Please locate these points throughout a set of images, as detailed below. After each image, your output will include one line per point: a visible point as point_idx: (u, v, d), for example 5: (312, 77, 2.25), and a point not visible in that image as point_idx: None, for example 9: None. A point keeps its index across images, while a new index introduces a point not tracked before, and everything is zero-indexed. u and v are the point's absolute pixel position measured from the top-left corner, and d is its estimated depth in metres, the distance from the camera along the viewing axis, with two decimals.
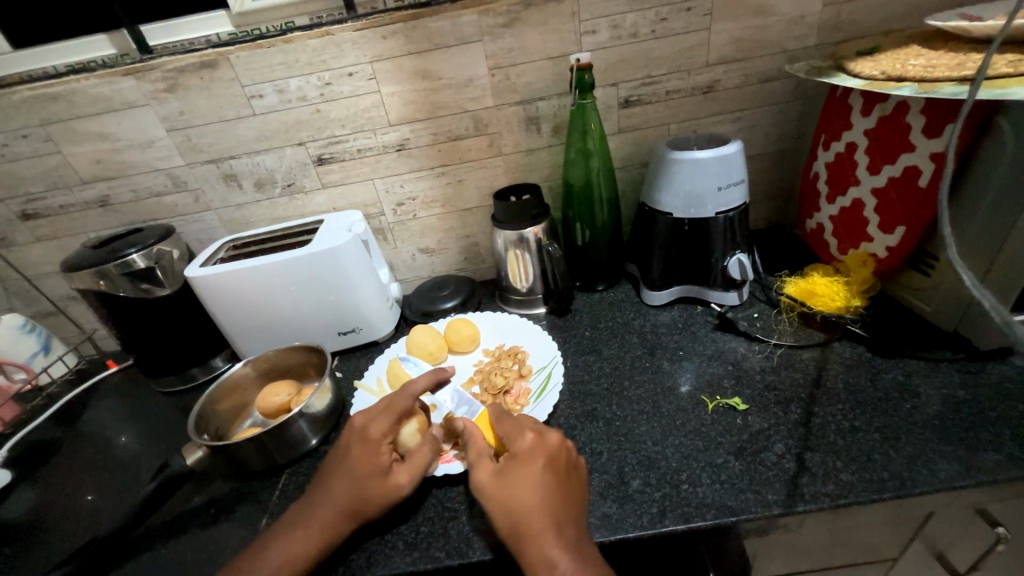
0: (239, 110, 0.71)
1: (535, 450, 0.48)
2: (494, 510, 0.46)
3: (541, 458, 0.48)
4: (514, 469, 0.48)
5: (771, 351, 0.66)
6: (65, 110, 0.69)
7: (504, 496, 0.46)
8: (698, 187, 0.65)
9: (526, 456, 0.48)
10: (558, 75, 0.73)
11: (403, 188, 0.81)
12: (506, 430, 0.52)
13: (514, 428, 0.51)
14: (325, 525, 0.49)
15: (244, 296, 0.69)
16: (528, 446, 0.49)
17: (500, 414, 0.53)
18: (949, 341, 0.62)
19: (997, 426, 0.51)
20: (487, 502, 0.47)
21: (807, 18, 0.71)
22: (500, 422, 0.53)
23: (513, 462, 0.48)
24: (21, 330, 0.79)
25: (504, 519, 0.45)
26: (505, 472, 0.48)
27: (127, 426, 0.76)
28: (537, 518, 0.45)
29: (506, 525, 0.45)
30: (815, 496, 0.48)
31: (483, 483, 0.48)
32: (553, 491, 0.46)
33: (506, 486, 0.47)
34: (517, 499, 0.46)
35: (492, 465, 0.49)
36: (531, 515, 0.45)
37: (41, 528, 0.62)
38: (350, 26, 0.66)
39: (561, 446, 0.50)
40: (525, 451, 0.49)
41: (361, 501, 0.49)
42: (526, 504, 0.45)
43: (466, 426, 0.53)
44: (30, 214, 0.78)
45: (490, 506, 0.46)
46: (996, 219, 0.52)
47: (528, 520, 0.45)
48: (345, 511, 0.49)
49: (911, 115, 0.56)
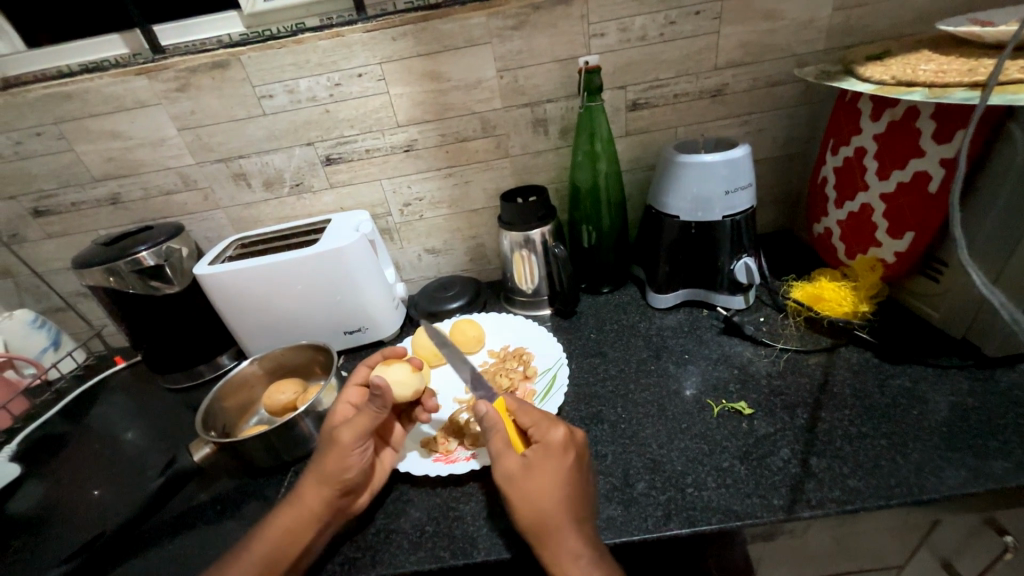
0: (249, 110, 0.72)
1: (564, 444, 0.47)
2: (520, 505, 0.44)
3: (571, 454, 0.47)
4: (547, 463, 0.45)
5: (777, 356, 0.66)
6: (79, 109, 0.70)
7: (533, 491, 0.44)
8: (705, 190, 0.65)
9: (557, 451, 0.46)
10: (566, 77, 0.73)
11: (410, 189, 0.81)
12: (530, 421, 0.49)
13: (542, 419, 0.49)
14: (305, 497, 0.49)
15: (252, 294, 0.69)
16: (558, 440, 0.47)
17: (523, 402, 0.50)
18: (957, 347, 0.62)
19: (1006, 434, 0.51)
20: (512, 496, 0.45)
21: (816, 22, 0.70)
22: (524, 412, 0.49)
23: (543, 455, 0.46)
24: (31, 326, 0.81)
25: (532, 514, 0.44)
26: (535, 466, 0.45)
27: (134, 422, 0.77)
28: (564, 514, 0.44)
29: (530, 521, 0.44)
30: (822, 501, 0.48)
31: (510, 476, 0.45)
32: (576, 487, 0.45)
33: (536, 481, 0.44)
34: (547, 495, 0.44)
35: (518, 458, 0.46)
36: (558, 511, 0.43)
37: (49, 522, 0.63)
38: (360, 28, 0.67)
39: (584, 440, 0.49)
40: (555, 444, 0.47)
41: (326, 469, 0.50)
42: (554, 499, 0.44)
43: (487, 415, 0.48)
44: (42, 211, 0.79)
45: (515, 500, 0.44)
46: (1007, 226, 0.52)
47: (555, 516, 0.43)
48: (317, 481, 0.50)
49: (921, 120, 0.56)
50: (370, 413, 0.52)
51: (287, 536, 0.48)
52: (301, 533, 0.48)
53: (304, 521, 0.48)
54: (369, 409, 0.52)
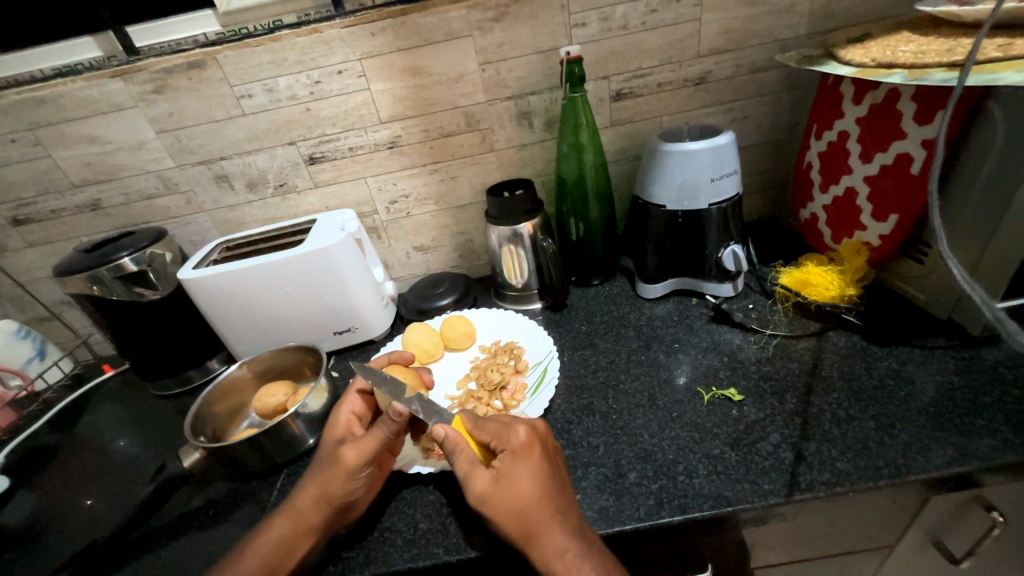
0: (229, 110, 0.71)
1: (529, 443, 0.47)
2: (498, 514, 0.44)
3: (537, 449, 0.47)
4: (514, 468, 0.45)
5: (766, 341, 0.66)
6: (54, 113, 0.69)
7: (509, 497, 0.44)
8: (691, 178, 0.65)
9: (523, 452, 0.46)
10: (549, 69, 0.73)
11: (395, 186, 0.80)
12: (490, 434, 0.49)
13: (500, 430, 0.48)
14: (302, 508, 0.49)
15: (237, 298, 0.69)
16: (521, 441, 0.47)
17: (478, 419, 0.50)
18: (942, 328, 0.62)
19: (991, 411, 0.52)
20: (489, 511, 0.44)
21: (797, 6, 0.70)
22: (482, 428, 0.49)
23: (509, 461, 0.46)
24: (16, 336, 0.79)
25: (513, 519, 0.44)
26: (503, 474, 0.45)
27: (125, 430, 0.76)
28: (543, 511, 0.44)
29: (514, 528, 0.43)
30: (813, 484, 0.48)
31: (483, 493, 0.45)
32: (552, 483, 0.46)
33: (508, 487, 0.44)
34: (522, 499, 0.44)
35: (487, 473, 0.46)
36: (537, 508, 0.44)
37: (40, 534, 0.62)
38: (337, 23, 0.66)
39: (546, 432, 0.50)
40: (519, 446, 0.47)
41: (326, 485, 0.50)
42: (530, 500, 0.44)
43: (447, 435, 0.47)
44: (22, 219, 0.77)
45: (493, 514, 0.44)
46: (986, 206, 0.52)
47: (535, 515, 0.43)
48: (315, 493, 0.50)
49: (902, 102, 0.56)
50: (381, 437, 0.50)
51: (283, 546, 0.47)
52: (298, 543, 0.48)
53: (302, 531, 0.48)
54: (377, 432, 0.50)
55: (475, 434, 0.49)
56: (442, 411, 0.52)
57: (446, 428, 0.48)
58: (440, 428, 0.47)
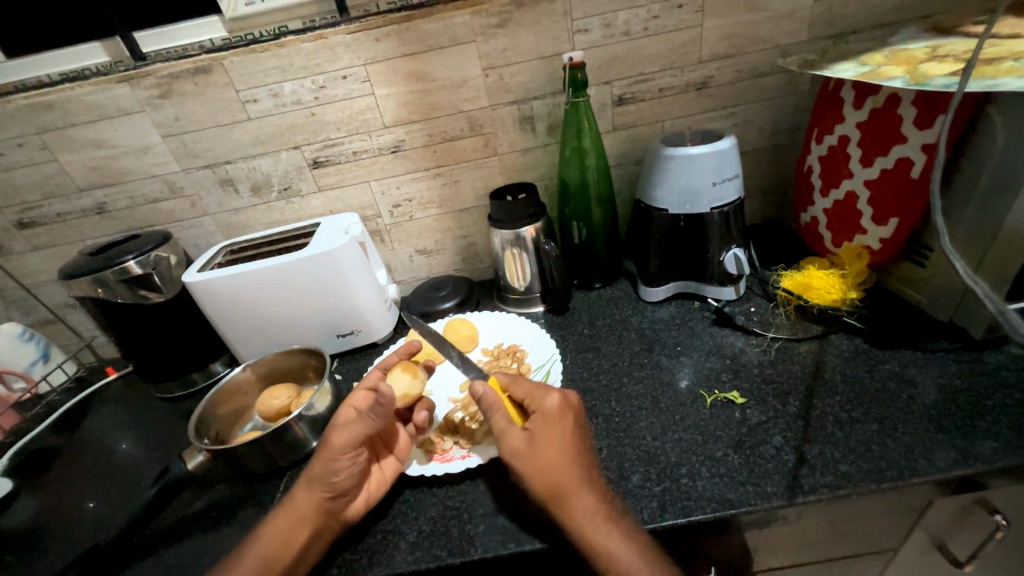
0: (234, 115, 0.71)
1: (561, 410, 0.50)
2: (534, 470, 0.46)
3: (568, 417, 0.49)
4: (549, 426, 0.48)
5: (768, 345, 0.67)
6: (60, 118, 0.69)
7: (543, 455, 0.46)
8: (693, 182, 0.66)
9: (556, 415, 0.49)
10: (552, 74, 0.73)
11: (399, 190, 0.81)
12: (524, 394, 0.51)
13: (535, 390, 0.51)
14: (298, 500, 0.50)
15: (242, 300, 0.69)
16: (554, 406, 0.50)
17: (514, 378, 0.53)
18: (945, 331, 0.62)
19: (994, 414, 0.52)
20: (522, 468, 0.46)
21: (798, 13, 0.71)
22: (516, 387, 0.52)
23: (542, 421, 0.48)
24: (21, 338, 0.80)
25: (547, 476, 0.45)
26: (538, 432, 0.47)
27: (128, 432, 0.76)
28: (574, 468, 0.46)
29: (545, 483, 0.45)
30: (815, 486, 0.48)
31: (518, 447, 0.47)
32: (579, 451, 0.48)
33: (544, 446, 0.47)
34: (556, 455, 0.46)
35: (521, 433, 0.48)
36: (570, 469, 0.46)
37: (43, 536, 0.62)
38: (343, 29, 0.67)
39: (579, 404, 0.52)
40: (552, 410, 0.49)
41: (316, 472, 0.50)
42: (563, 460, 0.46)
43: (484, 394, 0.49)
44: (27, 222, 0.78)
45: (527, 469, 0.46)
46: (988, 210, 0.52)
47: (566, 473, 0.45)
48: (310, 483, 0.50)
49: (902, 107, 0.56)
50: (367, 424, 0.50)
51: (280, 541, 0.47)
52: (293, 538, 0.48)
53: (296, 523, 0.48)
54: (366, 419, 0.51)
55: (510, 392, 0.52)
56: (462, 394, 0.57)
57: (485, 387, 0.50)
58: (479, 386, 0.49)
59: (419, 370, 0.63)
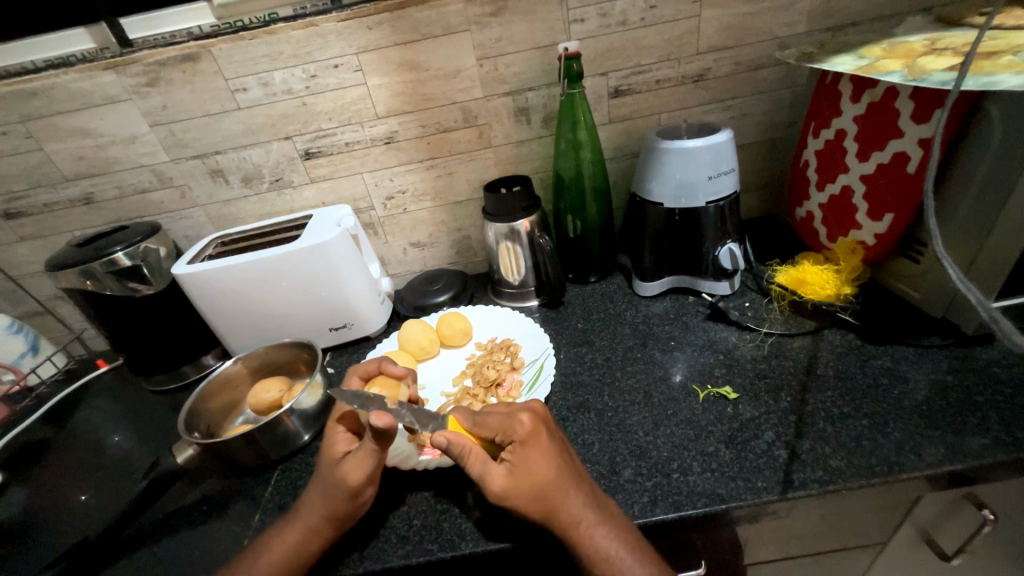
0: (223, 104, 0.70)
1: (534, 431, 0.48)
2: (522, 502, 0.44)
3: (543, 434, 0.48)
4: (527, 454, 0.46)
5: (762, 340, 0.67)
6: (45, 106, 0.68)
7: (527, 483, 0.45)
8: (688, 176, 0.65)
9: (531, 441, 0.47)
10: (546, 64, 0.72)
11: (392, 182, 0.80)
12: (493, 430, 0.48)
13: (503, 421, 0.48)
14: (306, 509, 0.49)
15: (232, 293, 0.68)
16: (526, 431, 0.47)
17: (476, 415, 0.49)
18: (937, 327, 0.62)
19: (984, 410, 0.52)
20: (509, 503, 0.45)
21: (796, 4, 0.70)
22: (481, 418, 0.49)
23: (519, 450, 0.46)
24: (8, 330, 0.78)
25: (534, 504, 0.45)
26: (516, 465, 0.45)
27: (119, 425, 0.76)
28: (559, 490, 0.45)
29: (535, 510, 0.45)
30: (806, 482, 0.48)
31: (502, 488, 0.45)
32: (564, 463, 0.47)
33: (524, 475, 0.45)
34: (540, 479, 0.45)
35: (499, 467, 0.46)
36: (556, 485, 0.45)
37: (32, 529, 0.62)
38: (334, 17, 0.65)
39: (545, 416, 0.51)
40: (526, 435, 0.47)
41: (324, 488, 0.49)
42: (548, 485, 0.45)
43: (450, 442, 0.45)
44: (13, 213, 0.76)
45: (515, 504, 0.45)
46: (984, 205, 0.52)
47: (552, 492, 0.45)
48: (318, 497, 0.49)
49: (900, 100, 0.56)
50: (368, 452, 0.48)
51: (292, 548, 0.47)
52: (307, 544, 0.48)
53: (307, 532, 0.48)
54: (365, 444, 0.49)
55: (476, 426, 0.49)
56: (436, 417, 0.50)
57: (448, 435, 0.45)
58: (440, 437, 0.45)
59: (403, 389, 0.57)
